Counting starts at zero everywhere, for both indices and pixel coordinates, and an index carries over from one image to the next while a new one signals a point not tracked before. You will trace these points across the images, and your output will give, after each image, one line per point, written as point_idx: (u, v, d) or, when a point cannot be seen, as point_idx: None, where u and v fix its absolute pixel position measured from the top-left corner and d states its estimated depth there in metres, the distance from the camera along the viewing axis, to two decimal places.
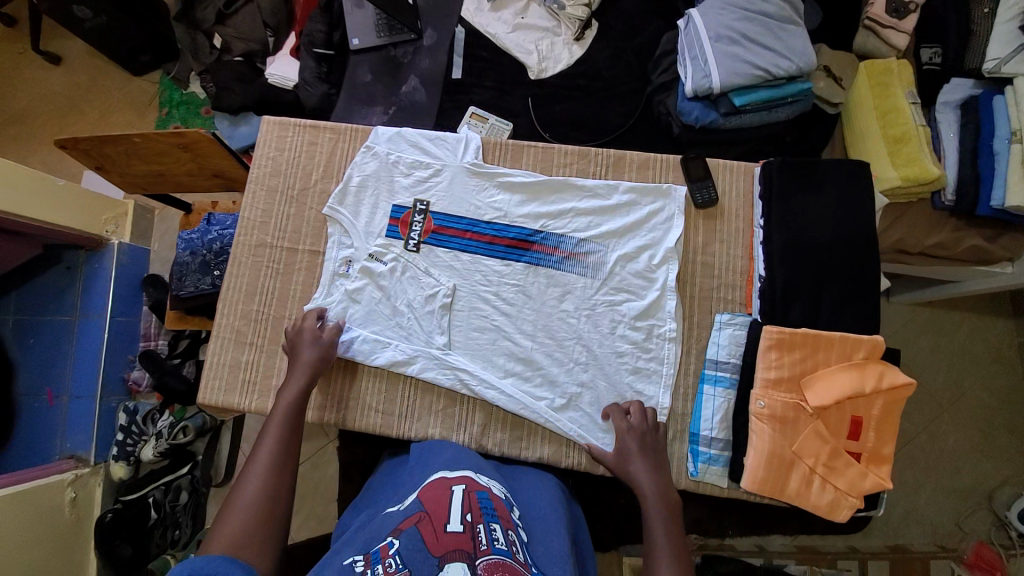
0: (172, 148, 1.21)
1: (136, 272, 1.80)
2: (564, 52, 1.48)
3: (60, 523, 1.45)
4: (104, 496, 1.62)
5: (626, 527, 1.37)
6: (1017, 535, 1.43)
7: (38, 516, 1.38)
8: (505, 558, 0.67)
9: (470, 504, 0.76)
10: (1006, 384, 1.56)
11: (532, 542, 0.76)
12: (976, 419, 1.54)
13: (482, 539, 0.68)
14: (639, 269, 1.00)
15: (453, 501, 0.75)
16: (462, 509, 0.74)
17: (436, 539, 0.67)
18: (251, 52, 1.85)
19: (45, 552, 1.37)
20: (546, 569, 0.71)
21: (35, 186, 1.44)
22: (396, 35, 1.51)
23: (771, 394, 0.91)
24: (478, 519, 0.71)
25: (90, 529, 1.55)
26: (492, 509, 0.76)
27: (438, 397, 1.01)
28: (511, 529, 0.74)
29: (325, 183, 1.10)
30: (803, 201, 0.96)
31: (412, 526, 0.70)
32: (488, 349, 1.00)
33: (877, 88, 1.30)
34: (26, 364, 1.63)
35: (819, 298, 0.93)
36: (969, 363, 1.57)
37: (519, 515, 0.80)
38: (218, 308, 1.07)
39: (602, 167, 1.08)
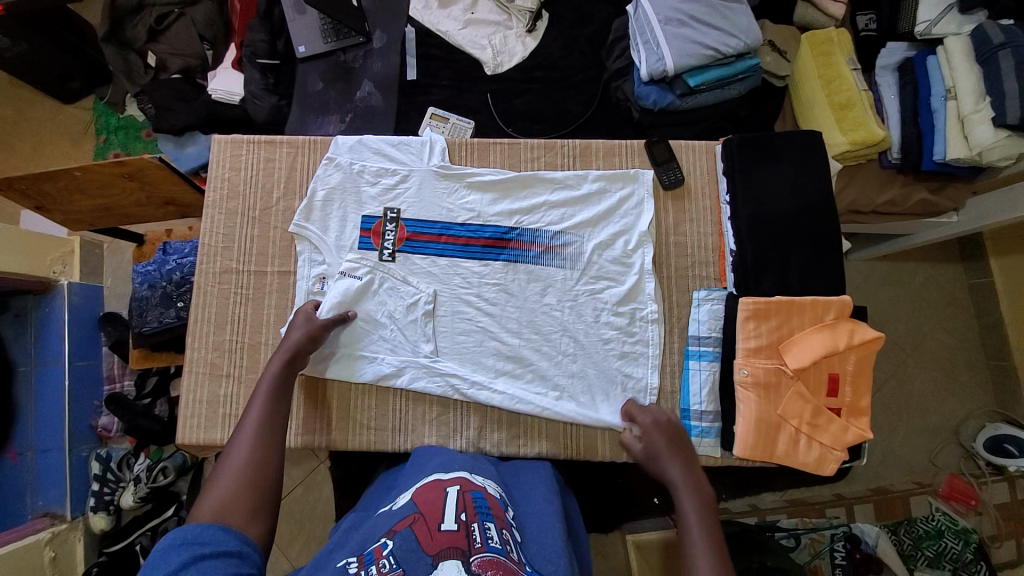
0: (116, 179, 1.13)
1: (92, 311, 1.70)
2: (517, 45, 1.47)
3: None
4: (87, 550, 1.54)
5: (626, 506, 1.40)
6: (986, 464, 1.51)
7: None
8: (499, 556, 0.68)
9: (464, 502, 0.76)
10: (960, 325, 1.66)
11: (526, 542, 0.75)
12: (938, 361, 1.65)
13: (476, 538, 0.69)
14: (616, 256, 1.02)
15: (447, 502, 0.76)
16: (457, 508, 0.75)
17: (429, 538, 0.68)
18: (189, 68, 1.77)
19: None
20: (540, 568, 0.71)
21: None
22: (344, 40, 1.47)
23: (753, 361, 0.93)
24: (472, 518, 0.73)
25: None
26: (486, 508, 0.77)
27: (431, 405, 1.00)
28: (505, 528, 0.75)
29: (288, 200, 1.06)
30: (764, 174, 0.99)
31: (407, 527, 0.71)
32: (478, 350, 1.00)
33: (820, 58, 1.35)
34: None
35: (788, 265, 0.96)
36: (926, 309, 1.67)
37: (513, 514, 0.80)
38: (188, 342, 1.02)
39: (569, 159, 1.08)
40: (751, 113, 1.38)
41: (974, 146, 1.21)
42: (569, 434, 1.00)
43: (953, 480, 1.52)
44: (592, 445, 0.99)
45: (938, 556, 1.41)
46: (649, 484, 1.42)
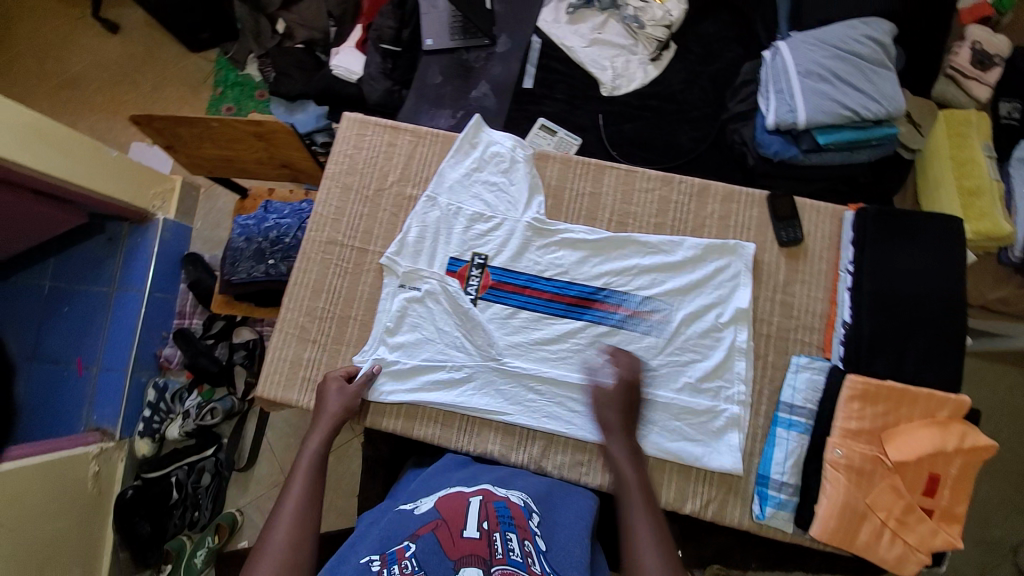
0: (247, 136, 1.19)
1: (177, 248, 1.79)
2: (639, 71, 1.47)
3: (81, 497, 1.47)
4: (126, 472, 1.63)
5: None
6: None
7: (59, 489, 1.39)
8: (519, 572, 0.66)
9: (487, 511, 0.75)
10: None
11: (551, 550, 0.73)
12: (1012, 474, 1.51)
13: (498, 549, 0.68)
14: (705, 328, 0.96)
15: (469, 511, 0.74)
16: (479, 516, 0.73)
17: (452, 544, 0.68)
18: (313, 41, 1.89)
19: (71, 522, 1.42)
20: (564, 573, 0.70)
21: (90, 156, 1.44)
22: (470, 39, 1.51)
23: (849, 443, 0.87)
24: (494, 528, 0.71)
25: (109, 505, 1.57)
26: (509, 518, 0.74)
27: (495, 430, 0.99)
28: (527, 540, 0.72)
29: (401, 186, 1.09)
30: (895, 253, 0.93)
31: (429, 532, 0.70)
32: (546, 378, 0.97)
33: (954, 139, 1.28)
34: (56, 331, 1.63)
35: (904, 349, 0.90)
36: (1015, 422, 1.52)
37: (537, 522, 0.78)
38: (285, 302, 1.05)
39: (684, 197, 1.03)
40: (873, 181, 1.31)
41: None
42: None
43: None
44: (656, 487, 0.93)
45: None
46: None
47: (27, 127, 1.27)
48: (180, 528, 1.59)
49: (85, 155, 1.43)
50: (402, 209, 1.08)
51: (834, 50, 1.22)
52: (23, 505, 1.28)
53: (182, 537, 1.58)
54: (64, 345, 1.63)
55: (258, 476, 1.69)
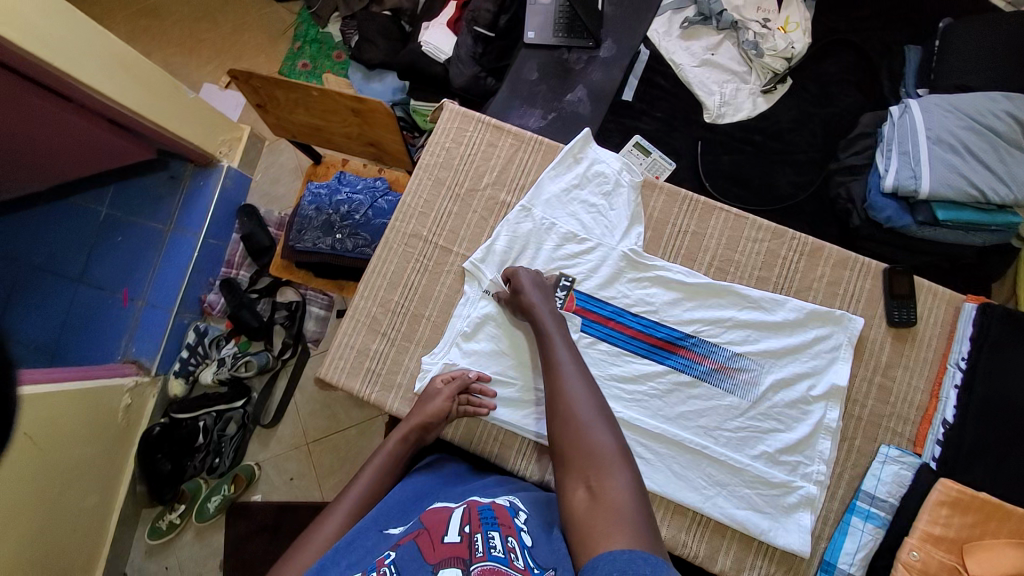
0: (343, 108, 1.15)
1: (236, 198, 1.77)
2: (747, 101, 1.38)
3: (112, 428, 1.47)
4: (155, 408, 1.62)
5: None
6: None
7: (93, 419, 1.40)
8: (501, 567, 0.63)
9: (470, 515, 0.72)
10: None
11: (536, 546, 0.69)
12: None
13: (478, 547, 0.65)
14: (794, 398, 0.91)
15: (453, 516, 0.72)
16: (461, 521, 0.71)
17: (431, 548, 0.65)
18: (400, 9, 1.84)
19: (98, 450, 1.42)
20: (547, 562, 0.66)
21: (169, 94, 1.41)
22: (574, 39, 1.42)
23: (928, 548, 0.82)
24: (476, 529, 0.68)
25: (134, 439, 1.56)
26: (492, 517, 0.72)
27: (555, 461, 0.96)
28: (511, 536, 0.69)
29: (495, 190, 1.04)
30: (1016, 360, 0.86)
31: (409, 540, 0.68)
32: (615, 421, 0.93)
33: None
34: (105, 258, 1.58)
35: (1007, 465, 0.84)
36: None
37: (524, 517, 0.74)
38: (359, 289, 1.03)
39: (795, 254, 0.98)
40: (979, 263, 1.23)
41: None
42: (692, 530, 0.92)
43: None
44: (713, 553, 0.91)
45: None
46: None
47: (114, 58, 1.24)
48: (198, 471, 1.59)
49: (166, 96, 1.40)
50: (493, 214, 1.04)
51: (973, 119, 1.12)
52: (60, 430, 1.29)
53: (198, 479, 1.59)
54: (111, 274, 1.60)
55: (279, 436, 1.68)
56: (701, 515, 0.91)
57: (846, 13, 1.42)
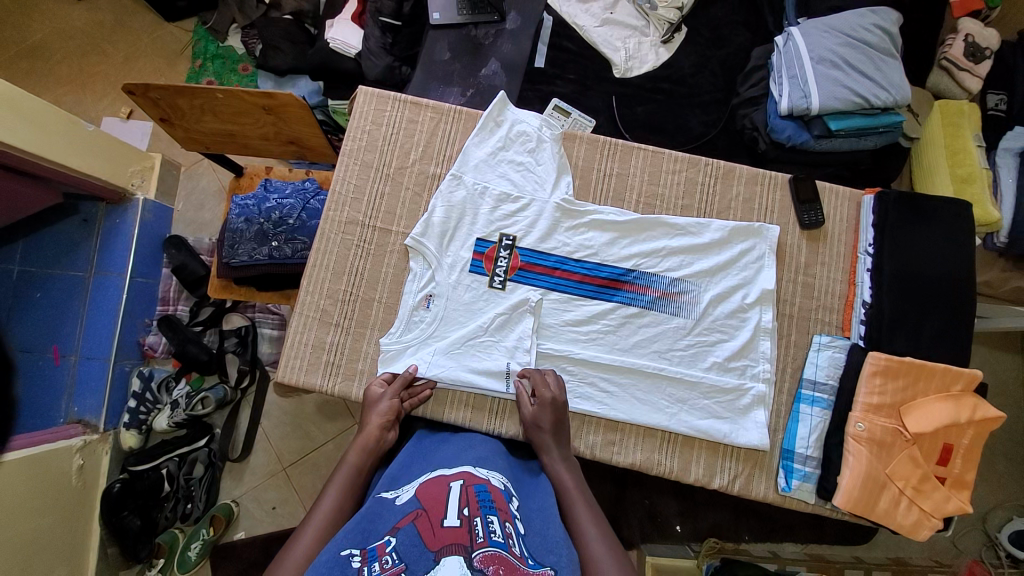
0: (254, 109, 1.12)
1: (159, 230, 1.68)
2: (650, 54, 1.46)
3: (67, 492, 1.37)
4: (111, 464, 1.52)
5: (650, 529, 1.41)
6: (1005, 555, 1.43)
7: (45, 487, 1.30)
8: (500, 553, 0.62)
9: (467, 497, 0.71)
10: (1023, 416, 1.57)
11: (529, 534, 0.70)
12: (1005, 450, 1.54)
13: (478, 532, 0.63)
14: (732, 309, 0.99)
15: (450, 497, 0.71)
16: (459, 503, 0.69)
17: (432, 534, 0.63)
18: (302, 13, 1.81)
19: (54, 519, 1.31)
20: (542, 558, 0.66)
21: (64, 130, 1.32)
22: (479, 15, 1.44)
23: (871, 417, 0.90)
24: (475, 514, 0.67)
25: (94, 501, 1.45)
26: (489, 502, 0.71)
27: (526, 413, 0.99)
28: (508, 522, 0.69)
29: (424, 164, 1.05)
30: (913, 234, 0.96)
31: (408, 523, 0.66)
32: (575, 363, 0.98)
33: (948, 130, 1.34)
34: (25, 317, 1.45)
35: (920, 328, 0.93)
36: (999, 400, 1.55)
37: (517, 506, 0.75)
38: (303, 284, 1.01)
39: (711, 178, 1.05)
40: (874, 167, 1.36)
41: None
42: (664, 448, 0.98)
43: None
44: (686, 465, 0.97)
45: None
46: (674, 512, 1.43)
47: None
48: (171, 520, 1.52)
49: (59, 131, 1.31)
50: (426, 187, 1.04)
51: (844, 37, 1.24)
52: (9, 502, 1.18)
53: (174, 530, 1.51)
54: (32, 333, 1.47)
55: (252, 466, 1.61)
56: (670, 433, 0.98)
57: None
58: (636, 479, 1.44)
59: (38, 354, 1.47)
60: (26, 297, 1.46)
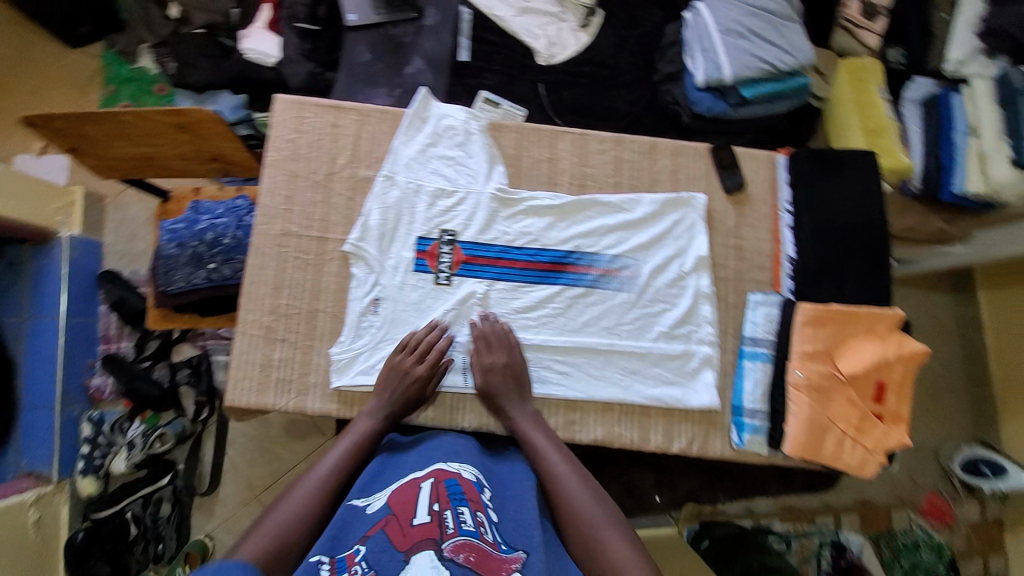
0: (166, 127, 1.07)
1: (90, 267, 1.57)
2: (571, 39, 1.48)
3: (24, 548, 1.30)
4: (72, 516, 1.45)
5: (628, 502, 1.45)
6: (961, 484, 1.58)
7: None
8: (472, 541, 0.66)
9: (437, 491, 0.73)
10: (956, 347, 1.68)
11: (503, 521, 0.74)
12: (936, 381, 1.66)
13: (448, 525, 0.67)
14: (671, 278, 1.02)
15: (420, 495, 0.73)
16: (429, 498, 0.72)
17: (402, 535, 0.66)
18: (215, 25, 1.66)
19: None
20: (515, 542, 0.71)
21: None
22: (396, 13, 1.44)
23: (807, 364, 0.95)
24: (445, 507, 0.70)
25: (57, 554, 1.39)
26: (460, 493, 0.74)
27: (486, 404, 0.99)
28: (479, 511, 0.72)
29: (354, 168, 1.03)
30: (825, 189, 1.02)
31: (378, 529, 0.68)
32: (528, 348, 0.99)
33: (854, 87, 1.42)
34: None
35: (842, 275, 0.99)
36: (933, 335, 1.67)
37: (490, 496, 0.77)
38: (243, 305, 0.96)
39: (637, 155, 1.09)
40: (790, 130, 1.44)
41: (992, 183, 1.28)
42: (623, 421, 1.00)
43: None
44: (645, 433, 1.00)
45: (913, 566, 1.48)
46: (651, 483, 1.48)
47: None
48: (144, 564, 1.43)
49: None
50: (359, 191, 1.03)
51: (747, 7, 1.30)
52: None
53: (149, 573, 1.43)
54: None
55: (223, 498, 1.54)
56: (626, 405, 1.00)
57: None
58: (611, 456, 1.48)
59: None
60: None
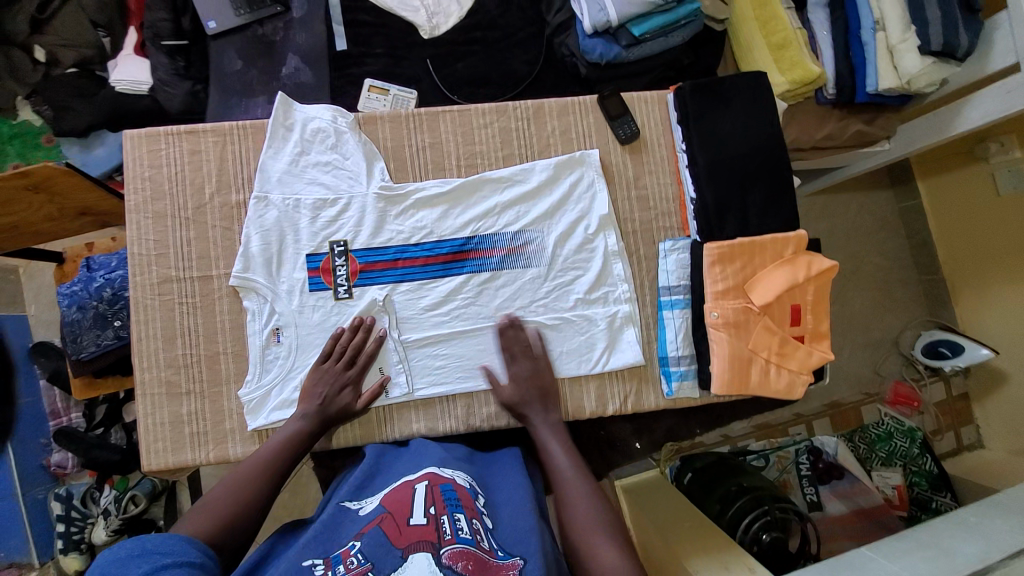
0: (20, 192, 1.04)
1: (20, 344, 1.46)
2: (452, 4, 1.38)
3: None
4: None
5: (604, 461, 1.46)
6: (925, 368, 1.58)
7: None
8: (470, 548, 0.64)
9: (433, 495, 0.71)
10: (903, 240, 1.67)
11: (500, 528, 0.73)
12: (887, 277, 1.66)
13: (446, 530, 0.65)
14: (577, 244, 0.99)
15: (416, 498, 0.71)
16: (425, 502, 0.70)
17: (398, 535, 0.65)
18: (87, 61, 1.46)
19: None
20: (512, 548, 0.69)
21: None
22: (259, 10, 1.32)
23: (722, 303, 0.94)
24: (442, 511, 0.68)
25: None
26: (456, 499, 0.71)
27: (414, 409, 0.97)
28: (475, 517, 0.70)
29: (224, 195, 0.97)
30: (717, 119, 0.98)
31: (374, 528, 0.67)
32: (443, 344, 0.97)
33: (754, 1, 1.33)
34: None
35: (747, 205, 0.96)
36: (880, 232, 1.67)
37: (484, 502, 0.75)
38: (137, 363, 0.93)
39: (522, 121, 1.03)
40: (693, 61, 1.37)
41: (903, 76, 1.21)
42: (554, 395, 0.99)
43: (900, 489, 1.43)
44: (578, 403, 0.98)
45: (890, 454, 1.48)
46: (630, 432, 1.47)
47: None
48: None
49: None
50: (235, 219, 0.97)
51: None
52: None
53: None
54: None
55: None
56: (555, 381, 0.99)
57: None
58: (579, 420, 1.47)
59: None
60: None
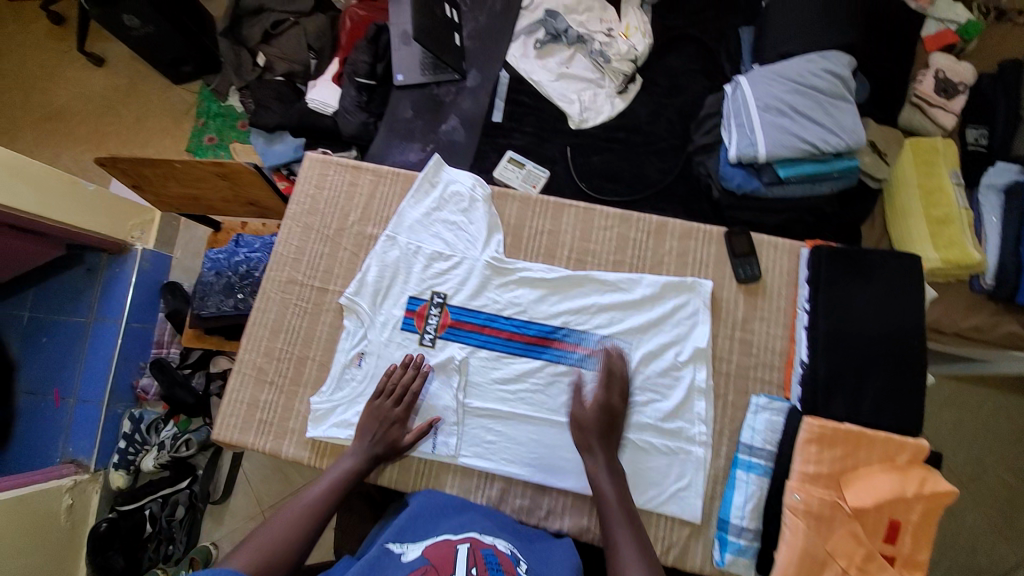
0: (210, 176, 1.23)
1: (156, 278, 1.67)
2: (606, 105, 1.48)
3: (55, 532, 1.36)
4: (101, 504, 1.50)
5: None
6: None
7: (33, 525, 1.29)
8: None
9: (474, 557, 0.72)
10: None
11: None
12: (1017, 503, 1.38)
13: None
14: (664, 367, 0.96)
15: (458, 555, 0.72)
16: (467, 562, 0.70)
17: None
18: (293, 74, 1.77)
19: (40, 560, 1.29)
20: None
21: (64, 191, 1.35)
22: (441, 75, 1.52)
23: (807, 488, 0.84)
24: (483, 572, 0.69)
25: (83, 539, 1.43)
26: (497, 563, 0.72)
27: (452, 474, 0.98)
28: None
29: (362, 226, 1.08)
30: (850, 290, 0.92)
31: None
32: (500, 421, 0.97)
33: (920, 168, 1.27)
34: (34, 363, 1.53)
35: (862, 391, 0.88)
36: (1016, 447, 1.40)
37: (525, 570, 0.75)
38: (244, 344, 1.04)
39: (643, 234, 1.04)
40: (839, 211, 1.29)
41: None
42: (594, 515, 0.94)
43: None
44: None
45: None
46: None
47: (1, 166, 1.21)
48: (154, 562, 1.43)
49: (59, 191, 1.34)
50: (363, 248, 1.07)
51: (793, 83, 1.23)
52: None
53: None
54: (42, 374, 1.53)
55: (232, 509, 1.55)
56: None
57: (682, 13, 1.53)
58: None
59: (39, 403, 1.51)
60: (34, 341, 1.53)
